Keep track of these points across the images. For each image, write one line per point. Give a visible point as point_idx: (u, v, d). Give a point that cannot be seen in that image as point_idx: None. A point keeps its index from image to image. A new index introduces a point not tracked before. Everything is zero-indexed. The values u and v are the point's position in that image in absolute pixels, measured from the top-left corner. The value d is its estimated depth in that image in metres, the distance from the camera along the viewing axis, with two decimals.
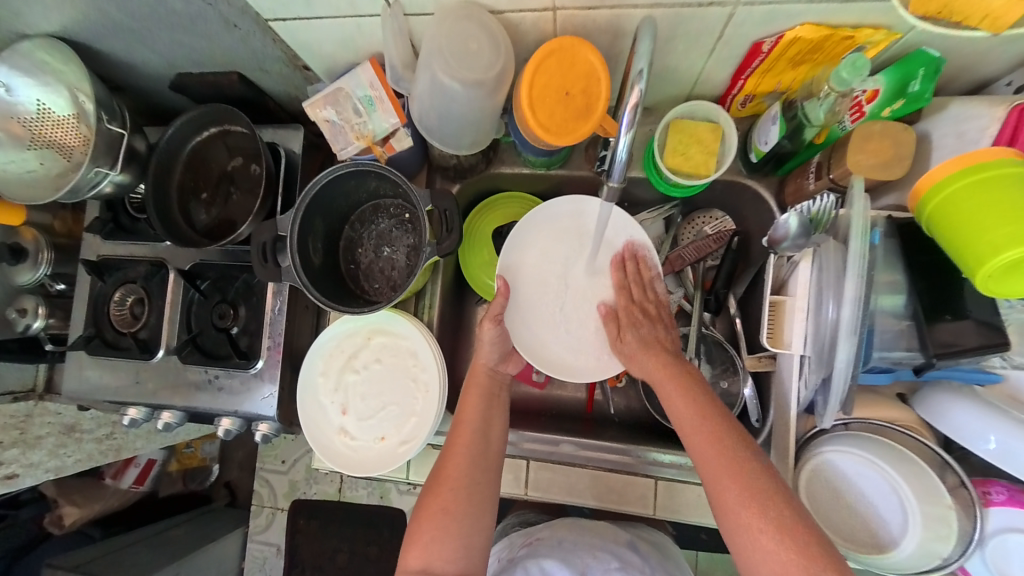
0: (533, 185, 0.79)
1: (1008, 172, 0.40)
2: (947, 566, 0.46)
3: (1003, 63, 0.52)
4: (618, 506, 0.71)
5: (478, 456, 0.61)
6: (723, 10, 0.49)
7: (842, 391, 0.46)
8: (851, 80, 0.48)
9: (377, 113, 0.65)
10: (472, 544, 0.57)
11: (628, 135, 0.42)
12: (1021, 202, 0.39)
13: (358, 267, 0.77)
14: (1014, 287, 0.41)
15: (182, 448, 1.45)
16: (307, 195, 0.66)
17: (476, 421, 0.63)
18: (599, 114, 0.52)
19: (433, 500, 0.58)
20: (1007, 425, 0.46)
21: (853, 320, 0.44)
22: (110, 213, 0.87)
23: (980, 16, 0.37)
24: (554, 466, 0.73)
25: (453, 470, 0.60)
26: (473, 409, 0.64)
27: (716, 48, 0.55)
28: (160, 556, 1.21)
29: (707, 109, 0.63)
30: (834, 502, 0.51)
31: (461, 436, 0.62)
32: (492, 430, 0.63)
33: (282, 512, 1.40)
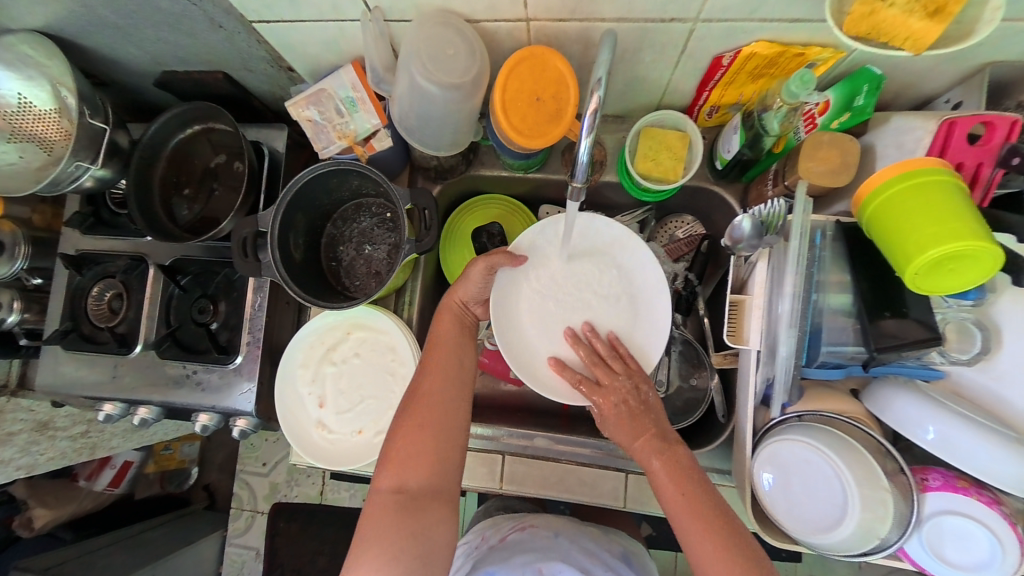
0: (512, 186, 0.82)
1: (935, 180, 0.44)
2: (886, 547, 0.50)
3: (941, 80, 0.56)
4: (591, 499, 0.73)
5: (450, 375, 0.62)
6: (683, 26, 0.52)
7: (791, 382, 0.49)
8: (800, 93, 0.52)
9: (359, 114, 0.67)
10: (447, 464, 0.58)
11: (588, 139, 0.45)
12: (945, 207, 0.43)
13: (339, 264, 0.79)
14: (941, 285, 0.44)
15: (160, 448, 1.43)
16: (288, 192, 0.68)
17: (449, 346, 0.63)
18: (568, 120, 0.55)
19: (408, 421, 0.59)
20: (944, 417, 0.50)
21: (795, 314, 0.48)
22: (92, 207, 0.87)
23: (905, 38, 0.41)
24: (529, 459, 0.74)
25: (425, 394, 0.60)
26: (447, 334, 0.64)
27: (680, 60, 0.59)
28: (134, 558, 1.19)
29: (675, 118, 0.67)
30: (788, 492, 0.52)
31: (429, 358, 0.62)
32: (465, 354, 0.64)
33: (262, 515, 1.39)
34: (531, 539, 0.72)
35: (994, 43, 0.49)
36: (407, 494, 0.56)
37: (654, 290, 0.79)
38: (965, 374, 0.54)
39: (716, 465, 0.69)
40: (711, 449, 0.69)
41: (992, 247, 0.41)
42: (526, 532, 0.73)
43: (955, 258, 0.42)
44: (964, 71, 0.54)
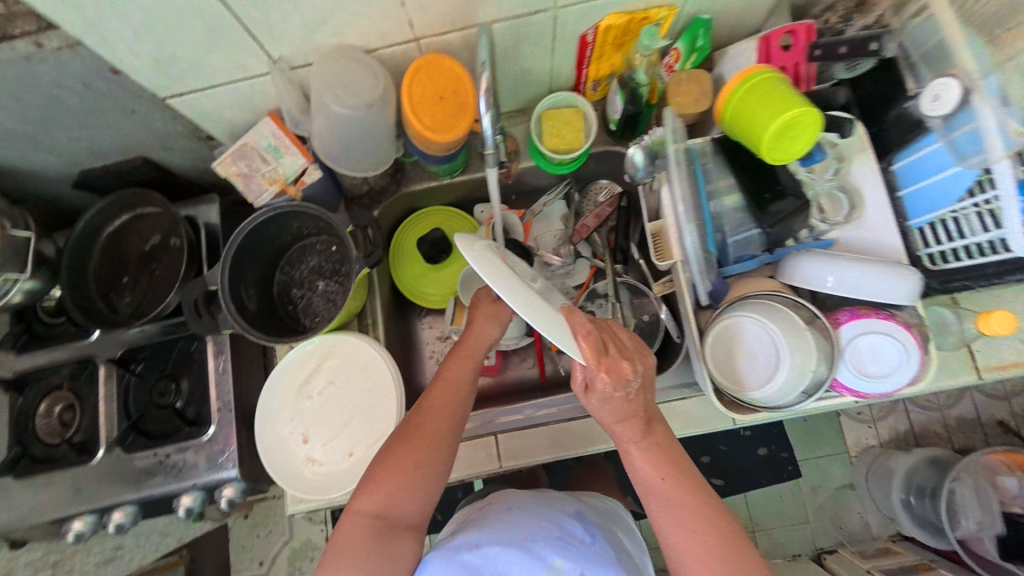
0: (444, 194, 0.88)
1: (764, 78, 0.56)
2: (823, 381, 0.58)
3: (754, 16, 0.70)
4: (588, 447, 0.74)
5: (457, 416, 0.59)
6: (546, 16, 0.63)
7: (697, 265, 0.60)
8: (651, 45, 0.65)
9: (285, 158, 0.70)
10: (432, 494, 0.56)
11: (489, 114, 0.57)
12: (773, 93, 0.54)
13: (296, 307, 0.79)
14: (792, 152, 0.55)
15: None
16: (231, 247, 0.68)
17: (461, 388, 0.61)
18: (471, 111, 0.63)
19: (404, 447, 0.56)
20: (837, 267, 0.59)
21: (688, 212, 0.59)
22: (21, 324, 0.83)
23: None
24: (520, 431, 0.74)
25: (432, 427, 0.57)
26: (456, 377, 0.61)
27: (554, 47, 0.70)
28: None
29: (565, 96, 0.77)
30: (732, 360, 0.61)
31: (430, 391, 0.60)
32: (470, 395, 0.61)
33: None
34: (482, 515, 0.61)
35: None
36: (387, 520, 0.53)
37: (594, 252, 0.87)
38: (850, 236, 0.65)
39: (683, 380, 0.75)
40: (680, 367, 0.76)
41: (813, 111, 0.52)
42: (485, 510, 0.63)
43: (791, 127, 0.53)
44: (766, 7, 0.68)
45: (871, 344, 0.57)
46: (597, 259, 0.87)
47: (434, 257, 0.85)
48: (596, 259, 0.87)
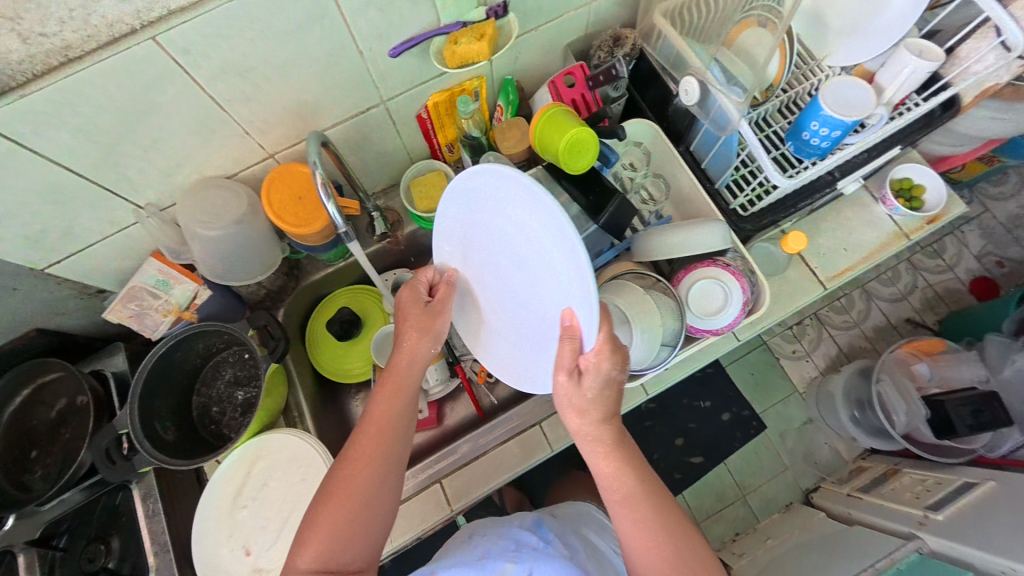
0: (346, 276, 0.93)
1: (549, 113, 0.69)
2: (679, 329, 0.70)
3: (554, 64, 0.85)
4: (529, 459, 0.77)
5: (389, 451, 0.58)
6: (379, 109, 0.74)
7: None
8: (469, 110, 0.76)
9: (174, 288, 0.74)
10: (374, 534, 0.56)
11: (331, 202, 0.60)
12: (557, 124, 0.67)
13: (220, 423, 0.80)
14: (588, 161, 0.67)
15: None
16: (137, 385, 0.70)
17: (391, 421, 0.59)
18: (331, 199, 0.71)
19: (336, 496, 0.55)
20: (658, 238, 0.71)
21: None
22: None
23: (473, 53, 0.65)
24: (462, 468, 0.77)
25: (363, 470, 0.56)
26: (385, 413, 0.59)
27: (398, 129, 0.80)
28: None
29: (425, 164, 0.88)
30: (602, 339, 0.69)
31: (363, 432, 0.58)
32: (404, 425, 0.60)
33: None
34: (450, 549, 0.71)
35: (555, 35, 0.78)
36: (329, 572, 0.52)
37: None
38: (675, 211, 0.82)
39: None
40: None
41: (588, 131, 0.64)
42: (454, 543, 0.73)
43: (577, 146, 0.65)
44: (558, 57, 0.84)
45: (697, 288, 0.70)
46: None
47: (343, 333, 0.86)
48: None
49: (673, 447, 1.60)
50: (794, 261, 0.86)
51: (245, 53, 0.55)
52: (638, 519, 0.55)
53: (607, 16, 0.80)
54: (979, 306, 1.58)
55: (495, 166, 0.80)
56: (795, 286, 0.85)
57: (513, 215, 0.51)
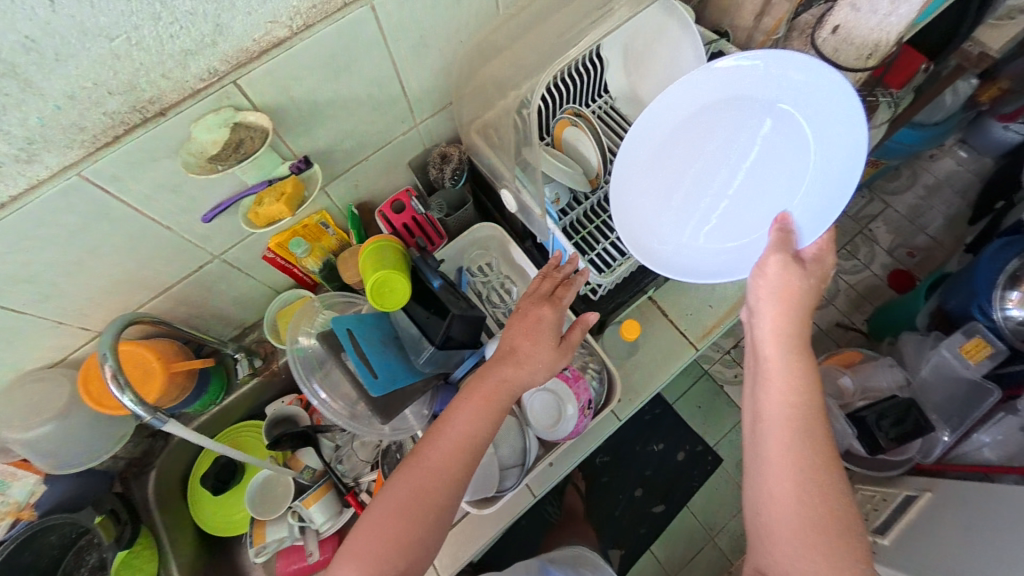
0: (231, 415, 0.90)
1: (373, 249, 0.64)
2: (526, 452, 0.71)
3: (400, 179, 0.87)
4: None
5: (446, 477, 0.56)
6: (215, 262, 0.74)
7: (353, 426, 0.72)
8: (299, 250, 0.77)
9: (14, 485, 0.70)
10: (417, 558, 0.54)
11: (128, 395, 0.56)
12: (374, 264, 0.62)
13: None
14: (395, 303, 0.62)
15: None
16: None
17: (462, 438, 0.57)
18: (162, 371, 0.67)
19: (424, 478, 0.55)
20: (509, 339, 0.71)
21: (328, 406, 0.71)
22: None
23: (277, 214, 0.64)
24: None
25: (430, 480, 0.55)
26: (464, 420, 0.58)
27: (248, 271, 0.80)
28: None
29: (293, 293, 0.88)
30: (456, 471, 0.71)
31: (448, 436, 0.57)
32: (472, 442, 0.58)
33: None
34: None
35: (389, 156, 0.81)
36: None
37: None
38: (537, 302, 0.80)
39: None
40: None
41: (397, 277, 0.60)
42: None
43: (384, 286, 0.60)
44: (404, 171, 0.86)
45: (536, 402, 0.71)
46: None
47: (218, 486, 0.85)
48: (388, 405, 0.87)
49: (634, 499, 1.56)
50: (663, 324, 0.87)
51: (23, 263, 0.55)
52: (808, 475, 0.50)
53: (437, 131, 0.82)
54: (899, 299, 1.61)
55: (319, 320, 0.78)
56: (667, 349, 0.85)
57: (783, 131, 0.63)
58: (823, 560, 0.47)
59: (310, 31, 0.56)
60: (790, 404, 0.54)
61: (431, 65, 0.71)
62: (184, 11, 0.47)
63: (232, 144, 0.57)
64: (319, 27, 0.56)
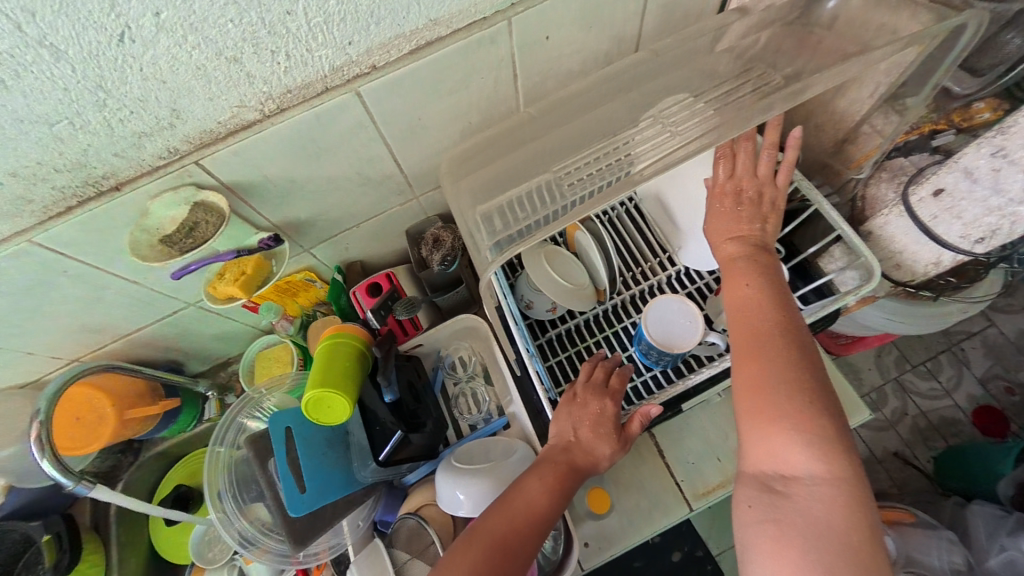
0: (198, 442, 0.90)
1: (329, 345, 0.59)
2: None
3: (398, 242, 0.80)
4: None
5: (520, 547, 0.49)
6: (191, 311, 0.71)
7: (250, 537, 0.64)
8: (269, 316, 0.74)
9: None
10: None
11: (47, 459, 0.62)
12: (324, 366, 0.56)
13: None
14: (331, 419, 0.55)
15: None
16: None
17: (542, 507, 0.52)
18: (110, 415, 0.68)
19: (482, 550, 0.48)
20: (460, 481, 0.57)
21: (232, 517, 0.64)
22: None
23: (232, 293, 0.61)
24: None
25: (506, 546, 0.49)
26: (539, 488, 0.53)
27: (229, 318, 0.78)
28: None
29: (270, 338, 0.81)
30: None
31: (514, 514, 0.51)
32: (552, 514, 0.52)
33: None
34: None
35: (388, 223, 0.75)
36: None
37: None
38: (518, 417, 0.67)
39: None
40: None
41: (334, 392, 0.54)
42: None
43: (324, 398, 0.54)
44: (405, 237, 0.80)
45: None
46: None
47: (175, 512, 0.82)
48: None
49: None
50: (658, 468, 0.70)
51: None
52: (772, 380, 0.47)
53: (439, 203, 0.74)
54: (985, 444, 1.23)
55: (248, 406, 0.70)
56: (654, 502, 0.68)
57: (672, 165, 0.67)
58: (816, 451, 0.44)
59: (283, 115, 0.50)
60: (762, 315, 0.51)
61: (433, 144, 0.64)
62: (132, 99, 0.43)
63: (187, 226, 0.54)
64: (294, 112, 0.50)
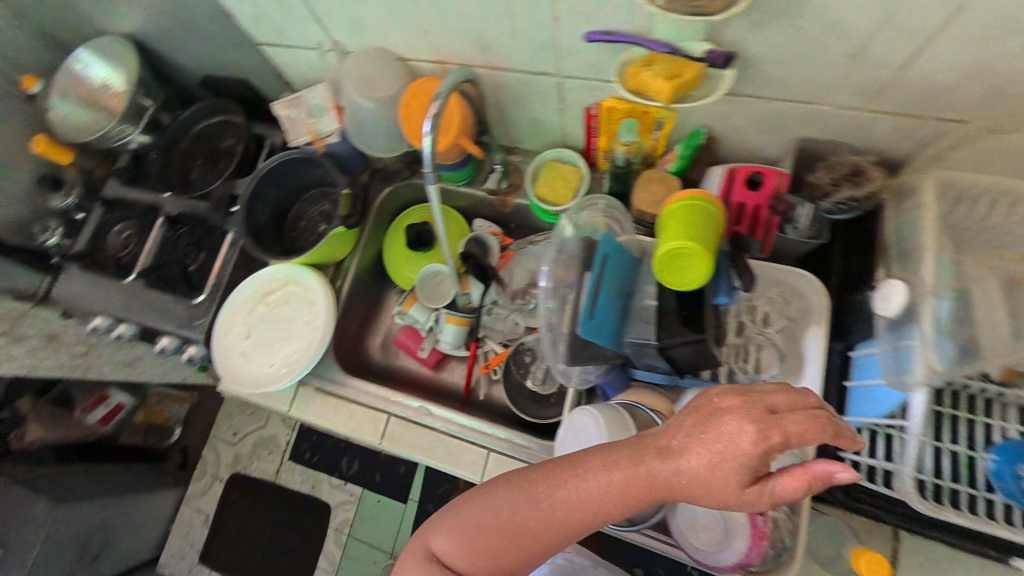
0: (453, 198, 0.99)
1: (695, 206, 0.58)
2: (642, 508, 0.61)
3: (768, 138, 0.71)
4: (452, 466, 0.76)
5: (635, 489, 0.49)
6: (553, 80, 0.71)
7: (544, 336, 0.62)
8: (625, 135, 0.73)
9: (325, 118, 0.87)
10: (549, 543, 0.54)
11: (429, 135, 0.62)
12: (687, 223, 0.56)
13: (295, 235, 0.98)
14: (674, 275, 0.57)
15: (151, 405, 1.67)
16: (264, 169, 0.90)
17: (686, 478, 0.47)
18: (455, 128, 0.74)
19: (594, 469, 0.51)
20: None
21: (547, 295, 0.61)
22: (134, 164, 1.12)
23: (655, 90, 0.59)
24: (410, 424, 0.79)
25: (616, 481, 0.50)
26: (684, 456, 0.47)
27: (564, 109, 0.77)
28: (95, 488, 1.46)
29: (573, 156, 0.84)
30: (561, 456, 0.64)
31: (658, 459, 0.48)
32: (702, 493, 0.46)
33: (220, 481, 1.70)
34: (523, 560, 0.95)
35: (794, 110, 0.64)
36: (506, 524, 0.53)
37: None
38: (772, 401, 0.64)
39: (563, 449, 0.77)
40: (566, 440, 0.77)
41: (699, 252, 0.55)
42: None
43: (682, 253, 0.56)
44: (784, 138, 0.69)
45: None
46: None
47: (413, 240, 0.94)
48: None
49: None
50: None
51: None
52: None
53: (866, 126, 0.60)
54: None
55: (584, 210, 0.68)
56: None
57: None
58: None
59: None
60: None
61: None
62: None
63: None
64: None
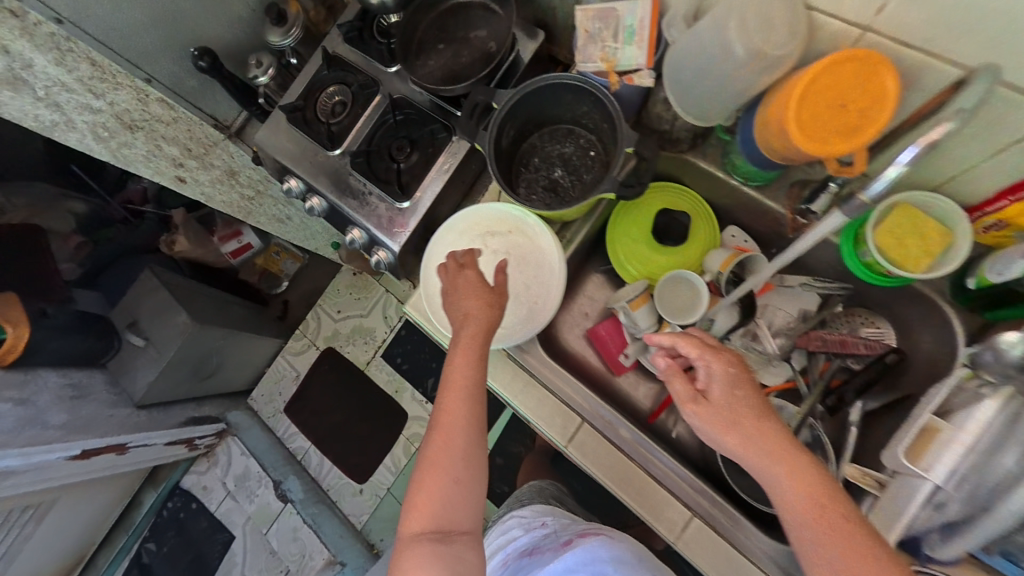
0: (715, 193, 0.82)
1: None
2: None
3: None
4: (640, 507, 0.71)
5: (474, 395, 0.65)
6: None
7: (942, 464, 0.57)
8: None
9: (632, 47, 0.68)
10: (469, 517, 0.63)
11: (901, 167, 0.49)
12: None
13: (524, 170, 0.84)
14: None
15: (273, 252, 2.09)
16: (534, 83, 0.74)
17: (475, 380, 0.66)
18: (864, 139, 0.56)
19: (457, 386, 0.65)
20: None
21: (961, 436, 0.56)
22: (360, 22, 1.00)
23: None
24: (607, 444, 0.74)
25: (457, 384, 0.66)
26: (478, 343, 0.67)
27: (998, 150, 0.60)
28: (224, 320, 1.69)
29: (949, 210, 0.66)
30: None
31: (474, 347, 0.67)
32: (483, 375, 0.67)
33: (315, 349, 1.94)
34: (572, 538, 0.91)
35: None
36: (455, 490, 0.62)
37: (806, 370, 0.79)
38: None
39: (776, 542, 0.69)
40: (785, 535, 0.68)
41: None
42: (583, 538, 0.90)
43: None
44: None
45: None
46: (802, 378, 0.79)
47: (666, 230, 0.83)
48: (801, 377, 0.79)
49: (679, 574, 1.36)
50: None
51: None
52: None
53: None
54: None
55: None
56: None
57: None
58: None
59: None
60: None
61: None
62: None
63: None
64: None
